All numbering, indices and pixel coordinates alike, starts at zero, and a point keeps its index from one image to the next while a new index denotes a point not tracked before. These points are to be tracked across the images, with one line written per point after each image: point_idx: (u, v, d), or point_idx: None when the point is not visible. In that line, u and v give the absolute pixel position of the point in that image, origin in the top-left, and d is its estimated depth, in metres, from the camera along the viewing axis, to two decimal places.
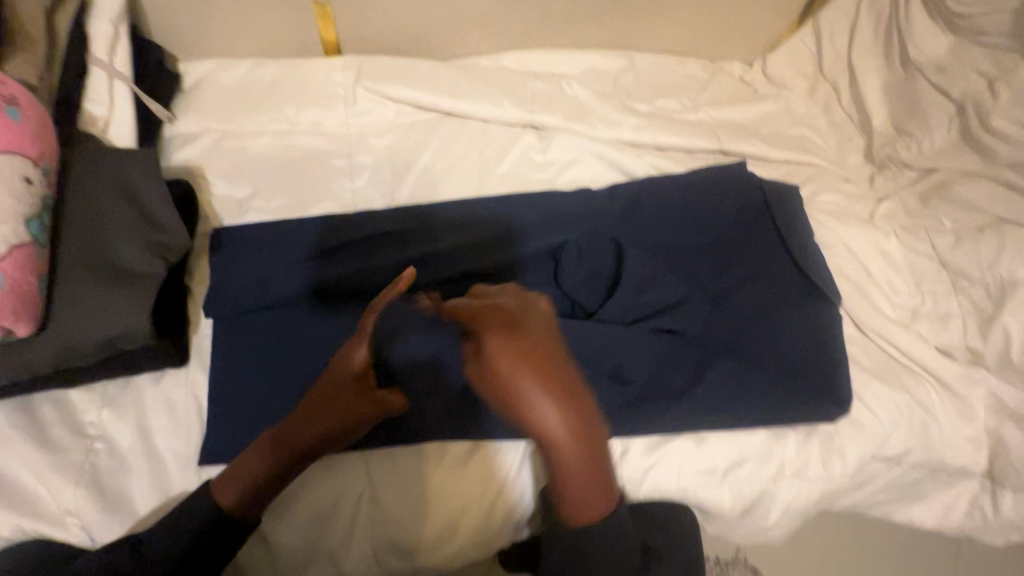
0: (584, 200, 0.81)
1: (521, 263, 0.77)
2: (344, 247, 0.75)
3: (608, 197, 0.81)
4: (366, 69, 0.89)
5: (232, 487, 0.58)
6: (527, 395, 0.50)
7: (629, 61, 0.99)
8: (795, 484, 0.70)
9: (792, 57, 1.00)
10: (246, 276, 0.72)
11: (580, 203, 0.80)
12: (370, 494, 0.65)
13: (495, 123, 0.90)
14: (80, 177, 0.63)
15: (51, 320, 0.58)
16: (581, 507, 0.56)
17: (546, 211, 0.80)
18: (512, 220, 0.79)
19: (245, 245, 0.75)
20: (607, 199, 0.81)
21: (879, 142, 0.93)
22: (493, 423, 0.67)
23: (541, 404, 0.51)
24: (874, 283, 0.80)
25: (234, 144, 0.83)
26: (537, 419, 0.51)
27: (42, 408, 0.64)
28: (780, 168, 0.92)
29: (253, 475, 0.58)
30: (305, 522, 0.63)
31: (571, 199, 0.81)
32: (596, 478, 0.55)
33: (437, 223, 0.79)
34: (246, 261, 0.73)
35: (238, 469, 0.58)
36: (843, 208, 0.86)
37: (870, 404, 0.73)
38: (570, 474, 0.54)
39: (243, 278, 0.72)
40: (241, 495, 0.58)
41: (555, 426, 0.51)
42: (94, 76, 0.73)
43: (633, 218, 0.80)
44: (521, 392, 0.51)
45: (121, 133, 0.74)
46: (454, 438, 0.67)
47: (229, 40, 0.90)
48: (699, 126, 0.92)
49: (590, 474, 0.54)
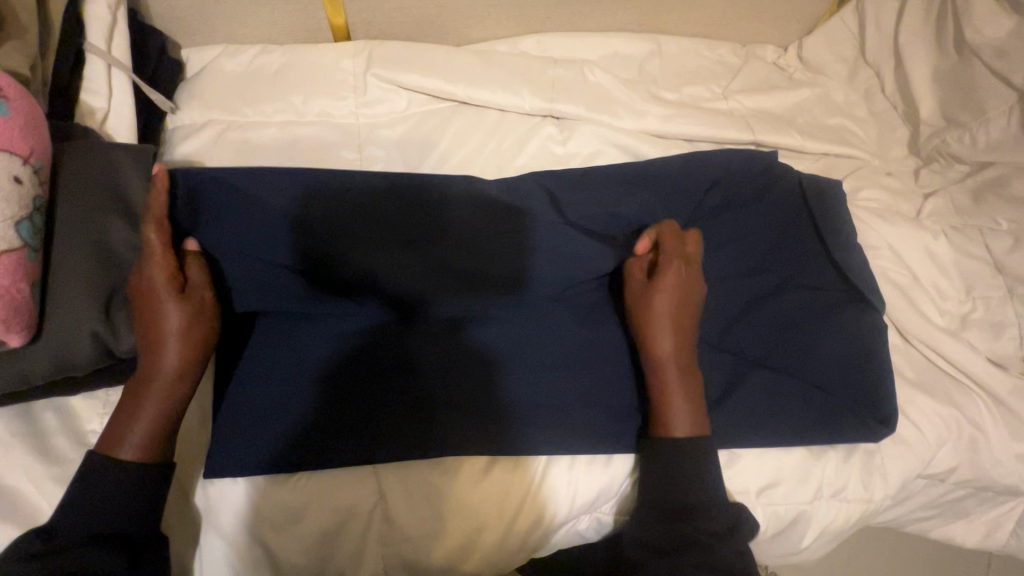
0: (619, 188, 0.72)
1: (545, 251, 0.68)
2: (338, 224, 0.65)
3: (650, 178, 0.72)
4: (378, 55, 0.85)
5: (127, 442, 0.54)
6: (659, 323, 0.63)
7: (656, 46, 0.93)
8: (831, 504, 0.66)
9: (832, 39, 0.93)
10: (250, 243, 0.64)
11: (610, 192, 0.71)
12: (381, 509, 0.62)
13: (512, 114, 0.85)
14: (73, 173, 0.59)
15: (44, 327, 0.55)
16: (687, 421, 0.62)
17: (583, 195, 0.71)
18: (529, 206, 0.69)
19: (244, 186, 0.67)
20: (650, 180, 0.72)
21: (926, 132, 0.86)
22: (520, 433, 0.64)
23: (665, 309, 0.64)
24: (920, 288, 0.75)
25: (239, 136, 0.79)
26: (659, 322, 0.63)
27: (42, 414, 0.61)
28: (817, 161, 0.86)
29: (151, 416, 0.55)
30: (314, 539, 0.61)
31: (603, 187, 0.72)
32: (689, 381, 0.63)
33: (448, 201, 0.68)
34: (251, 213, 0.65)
35: (126, 427, 0.55)
36: (885, 205, 0.81)
37: (914, 419, 0.68)
38: (675, 396, 0.62)
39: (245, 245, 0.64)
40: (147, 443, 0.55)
41: (666, 328, 0.63)
42: (92, 65, 0.69)
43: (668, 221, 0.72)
44: (653, 306, 0.64)
45: (121, 126, 0.70)
46: (473, 453, 0.63)
47: (233, 25, 0.85)
48: (731, 116, 0.86)
49: (682, 378, 0.63)
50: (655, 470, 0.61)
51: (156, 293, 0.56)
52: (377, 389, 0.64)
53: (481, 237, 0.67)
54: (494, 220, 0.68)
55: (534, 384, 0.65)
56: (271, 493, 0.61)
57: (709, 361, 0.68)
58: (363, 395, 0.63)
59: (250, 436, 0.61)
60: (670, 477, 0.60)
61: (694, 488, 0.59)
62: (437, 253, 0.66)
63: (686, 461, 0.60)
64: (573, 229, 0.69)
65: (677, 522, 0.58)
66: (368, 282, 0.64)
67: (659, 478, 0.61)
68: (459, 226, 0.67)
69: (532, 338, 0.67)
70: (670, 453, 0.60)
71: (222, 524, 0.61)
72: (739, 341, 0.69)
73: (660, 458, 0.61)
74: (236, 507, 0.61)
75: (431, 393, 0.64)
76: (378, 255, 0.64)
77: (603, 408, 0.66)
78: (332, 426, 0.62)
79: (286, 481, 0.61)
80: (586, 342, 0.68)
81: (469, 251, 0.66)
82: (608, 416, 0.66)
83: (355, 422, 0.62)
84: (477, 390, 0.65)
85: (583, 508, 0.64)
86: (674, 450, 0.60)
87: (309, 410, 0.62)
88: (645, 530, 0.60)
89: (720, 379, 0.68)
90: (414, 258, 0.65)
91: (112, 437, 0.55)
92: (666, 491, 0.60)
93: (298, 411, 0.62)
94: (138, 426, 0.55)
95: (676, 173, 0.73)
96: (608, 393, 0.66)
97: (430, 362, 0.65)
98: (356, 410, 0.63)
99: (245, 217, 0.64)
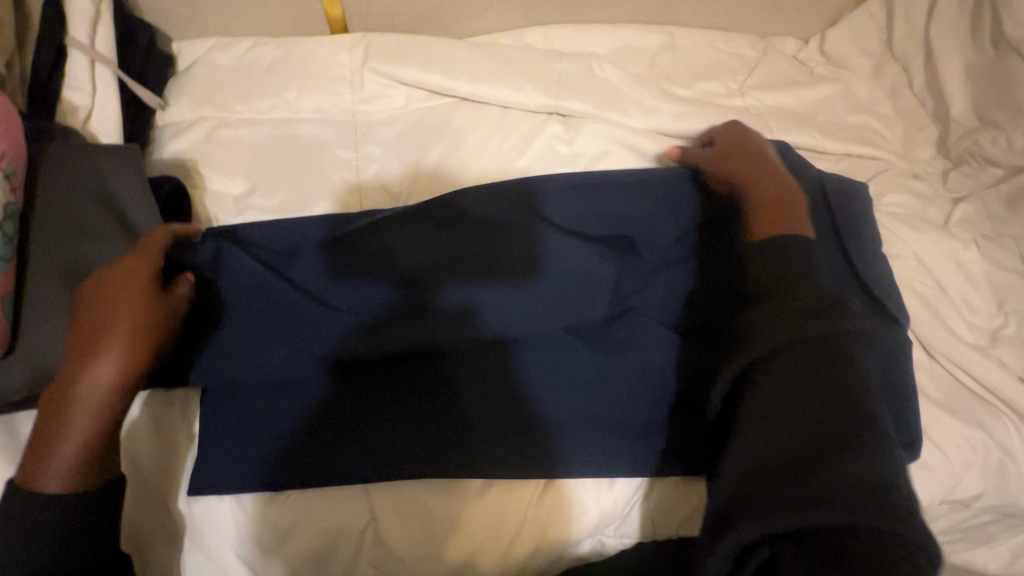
0: (629, 186, 0.66)
1: (562, 247, 0.63)
2: (359, 233, 0.63)
3: (657, 181, 0.67)
4: (375, 49, 0.81)
5: (51, 468, 0.48)
6: (741, 165, 0.67)
7: (668, 39, 0.88)
8: None
9: (855, 33, 0.88)
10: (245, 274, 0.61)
11: (610, 194, 0.65)
12: (373, 529, 0.59)
13: (515, 111, 0.81)
14: (53, 176, 0.56)
15: (19, 341, 0.52)
16: (775, 207, 0.63)
17: (583, 197, 0.65)
18: (542, 205, 0.65)
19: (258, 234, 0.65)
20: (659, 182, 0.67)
21: (956, 132, 0.81)
22: (555, 447, 0.61)
23: (748, 160, 0.68)
24: (947, 301, 0.70)
25: (231, 134, 0.76)
26: (739, 162, 0.68)
27: (23, 427, 0.59)
28: (838, 162, 0.81)
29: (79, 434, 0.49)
30: (304, 561, 0.58)
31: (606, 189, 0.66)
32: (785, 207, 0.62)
33: (470, 204, 0.65)
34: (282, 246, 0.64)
35: (50, 445, 0.48)
36: (911, 211, 0.76)
37: (940, 443, 0.64)
38: (771, 215, 0.62)
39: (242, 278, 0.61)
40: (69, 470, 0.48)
41: (755, 176, 0.66)
42: (74, 61, 0.65)
43: (686, 228, 0.66)
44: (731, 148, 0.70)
45: (105, 125, 0.66)
46: (509, 466, 0.60)
47: (227, 17, 0.82)
48: (748, 114, 0.81)
49: (777, 198, 0.63)
50: (776, 422, 0.49)
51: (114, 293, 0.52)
52: (406, 401, 0.61)
53: (502, 234, 0.64)
54: (511, 215, 0.65)
55: (573, 398, 0.62)
56: (262, 511, 0.59)
57: None
58: (390, 408, 0.61)
59: (239, 453, 0.59)
60: (793, 424, 0.48)
61: (877, 475, 0.45)
62: (460, 252, 0.63)
63: (808, 412, 0.48)
64: (586, 223, 0.65)
65: (839, 510, 0.44)
66: (388, 283, 0.62)
67: (780, 437, 0.48)
68: (477, 221, 0.64)
69: (569, 356, 0.64)
70: (794, 386, 0.49)
71: (209, 544, 0.59)
72: None
73: (795, 400, 0.49)
74: (224, 526, 0.59)
75: (465, 405, 0.61)
76: (398, 251, 0.62)
77: (626, 425, 0.62)
78: (354, 444, 0.60)
79: (277, 497, 0.59)
80: (618, 364, 0.63)
81: (486, 249, 0.63)
82: (618, 433, 0.62)
83: (378, 441, 0.60)
84: (501, 398, 0.62)
85: (586, 531, 0.61)
86: (802, 377, 0.49)
87: (301, 425, 0.60)
88: (740, 475, 0.49)
89: None
90: (436, 257, 0.62)
91: (36, 456, 0.48)
92: (779, 447, 0.48)
93: (290, 425, 0.60)
94: (64, 449, 0.48)
95: (686, 182, 0.67)
96: (622, 408, 0.62)
97: (464, 373, 0.62)
98: (384, 423, 0.61)
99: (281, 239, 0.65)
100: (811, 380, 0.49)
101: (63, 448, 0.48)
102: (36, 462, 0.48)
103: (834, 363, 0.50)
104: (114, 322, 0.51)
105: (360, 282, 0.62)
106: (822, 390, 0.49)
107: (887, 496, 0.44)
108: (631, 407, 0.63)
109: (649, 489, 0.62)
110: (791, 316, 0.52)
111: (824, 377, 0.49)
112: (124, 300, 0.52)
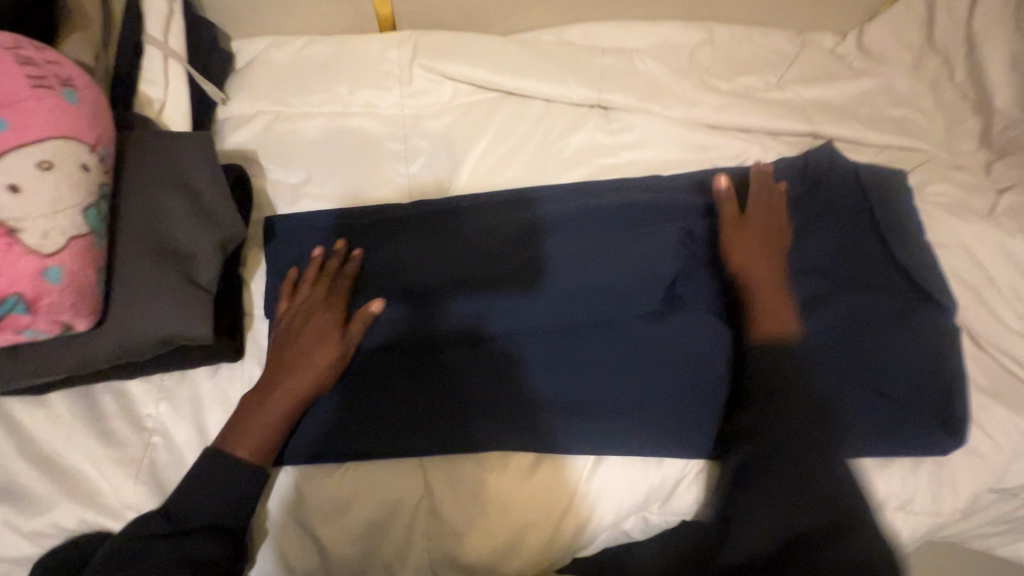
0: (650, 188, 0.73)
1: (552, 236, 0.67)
2: (366, 233, 0.68)
3: (680, 184, 0.74)
4: (423, 47, 0.84)
5: (242, 444, 0.57)
6: (734, 242, 0.67)
7: (707, 34, 0.90)
8: (899, 515, 0.63)
9: (895, 27, 0.88)
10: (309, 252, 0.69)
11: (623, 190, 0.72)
12: (426, 504, 0.62)
13: (559, 104, 0.83)
14: (135, 163, 0.58)
15: (110, 315, 0.54)
16: (761, 299, 0.64)
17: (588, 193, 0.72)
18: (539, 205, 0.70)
19: (298, 227, 0.70)
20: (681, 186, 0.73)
21: (1000, 124, 0.81)
22: (559, 437, 0.62)
23: (749, 238, 0.67)
24: (995, 290, 0.70)
25: (287, 127, 0.80)
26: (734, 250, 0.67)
27: (102, 398, 0.63)
28: (880, 154, 0.81)
29: (258, 429, 0.58)
30: (360, 531, 0.61)
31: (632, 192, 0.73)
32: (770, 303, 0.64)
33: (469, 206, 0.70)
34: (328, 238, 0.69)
35: (242, 424, 0.58)
36: (956, 200, 0.76)
37: (989, 429, 0.64)
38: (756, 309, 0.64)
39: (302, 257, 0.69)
40: (250, 451, 0.58)
41: (748, 265, 0.66)
42: (150, 57, 0.70)
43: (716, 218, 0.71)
44: (741, 233, 0.68)
45: (175, 115, 0.70)
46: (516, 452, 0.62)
47: (283, 16, 0.86)
48: (788, 107, 0.82)
49: (766, 294, 0.64)
50: (771, 492, 0.55)
51: (321, 329, 0.62)
52: (416, 390, 0.63)
53: (498, 235, 0.67)
54: (508, 215, 0.69)
55: (576, 391, 0.63)
56: (320, 482, 0.61)
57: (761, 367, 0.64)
58: (400, 397, 0.63)
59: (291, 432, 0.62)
60: (789, 492, 0.55)
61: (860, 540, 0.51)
62: (454, 250, 0.66)
63: (801, 487, 0.55)
64: (579, 218, 0.68)
65: (814, 535, 0.52)
66: (389, 275, 0.65)
67: (772, 517, 0.54)
68: (473, 219, 0.69)
69: (570, 351, 0.65)
70: (787, 465, 0.56)
71: (273, 513, 0.61)
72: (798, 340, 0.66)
73: (789, 471, 0.55)
74: (286, 497, 0.61)
75: (472, 395, 0.63)
76: (398, 246, 0.66)
77: (664, 410, 0.62)
78: (371, 427, 0.62)
79: (334, 469, 0.62)
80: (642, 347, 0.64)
81: (482, 248, 0.66)
82: (663, 419, 0.62)
83: (391, 426, 0.62)
84: (508, 388, 0.63)
85: (632, 508, 0.62)
86: (786, 438, 0.57)
87: (348, 404, 0.63)
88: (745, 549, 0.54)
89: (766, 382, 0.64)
90: (435, 251, 0.66)
91: (232, 427, 0.59)
92: (772, 517, 0.54)
93: (328, 408, 0.63)
94: (253, 433, 0.58)
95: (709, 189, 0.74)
96: (646, 399, 0.63)
97: (470, 364, 0.64)
98: (394, 411, 0.62)
99: (313, 235, 0.69)
100: (793, 445, 0.57)
101: (249, 439, 0.58)
102: (228, 434, 0.58)
103: (820, 432, 0.57)
104: (318, 354, 0.60)
105: (368, 275, 0.66)
106: (812, 470, 0.55)
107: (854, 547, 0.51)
108: (654, 398, 0.63)
109: (693, 474, 0.63)
110: (792, 403, 0.58)
111: (810, 456, 0.56)
112: (325, 343, 0.61)
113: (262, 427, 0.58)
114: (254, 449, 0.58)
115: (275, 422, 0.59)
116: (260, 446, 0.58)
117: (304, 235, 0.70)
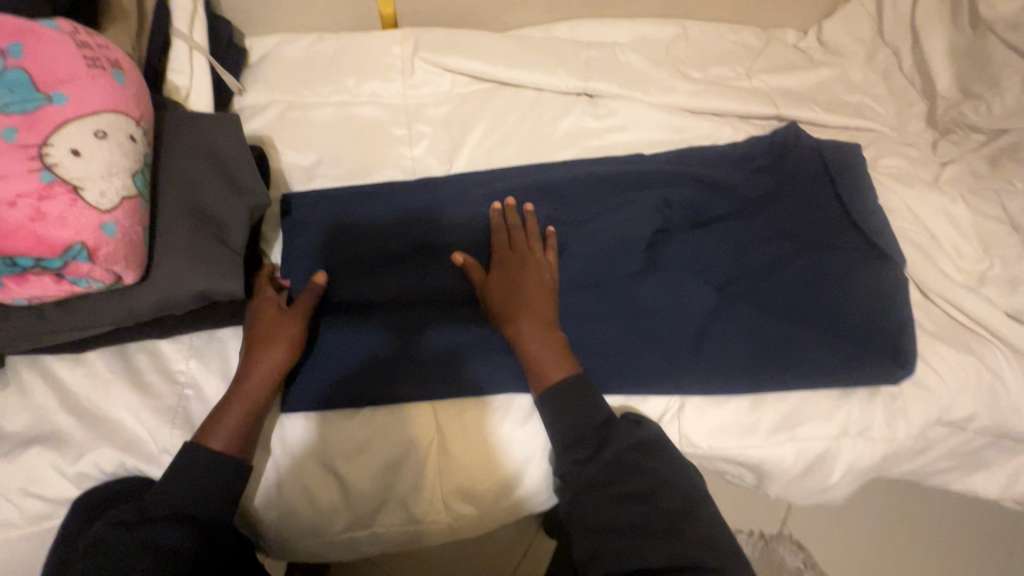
0: (638, 163, 0.82)
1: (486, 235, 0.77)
2: (344, 225, 0.77)
3: (665, 159, 0.82)
4: (423, 42, 0.92)
5: (218, 435, 0.60)
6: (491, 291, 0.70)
7: (682, 30, 0.99)
8: (859, 443, 0.71)
9: (850, 22, 0.98)
10: (335, 222, 0.76)
11: (616, 164, 0.81)
12: (439, 442, 0.68)
13: (549, 92, 0.91)
14: (173, 139, 0.66)
15: (153, 269, 0.60)
16: (538, 344, 0.67)
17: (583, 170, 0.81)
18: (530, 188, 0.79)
19: (324, 202, 0.78)
20: (665, 161, 0.82)
21: (943, 106, 0.91)
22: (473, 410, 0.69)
23: (525, 277, 0.70)
24: (939, 248, 0.79)
25: (300, 115, 0.87)
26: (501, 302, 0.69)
27: (136, 355, 0.69)
28: (838, 134, 0.90)
29: (235, 419, 0.61)
30: (380, 467, 0.67)
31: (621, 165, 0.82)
32: (549, 349, 0.66)
33: (432, 205, 0.79)
34: (349, 211, 0.77)
35: (215, 423, 0.61)
36: (905, 171, 0.85)
37: (936, 366, 0.72)
38: (538, 355, 0.66)
39: (327, 226, 0.76)
40: (228, 438, 0.61)
41: (521, 311, 0.68)
42: (177, 49, 0.77)
43: (703, 181, 0.79)
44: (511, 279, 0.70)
45: (200, 101, 0.77)
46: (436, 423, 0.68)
47: (293, 16, 0.93)
48: (756, 93, 0.91)
49: (542, 337, 0.67)
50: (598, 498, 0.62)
51: (264, 319, 0.66)
52: (360, 364, 0.70)
53: (442, 234, 0.77)
54: (459, 214, 0.78)
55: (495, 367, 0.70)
56: (343, 423, 0.68)
57: (734, 316, 0.73)
58: (349, 368, 0.70)
59: (310, 383, 0.69)
60: (611, 496, 0.62)
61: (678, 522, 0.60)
62: (401, 248, 0.76)
63: (621, 495, 0.62)
64: (564, 198, 0.79)
65: (648, 533, 0.60)
66: (350, 266, 0.75)
67: (601, 525, 0.61)
68: (430, 217, 0.78)
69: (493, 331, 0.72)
70: (604, 476, 0.62)
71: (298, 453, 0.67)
72: (766, 294, 0.75)
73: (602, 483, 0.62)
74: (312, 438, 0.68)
75: (399, 371, 0.69)
76: (360, 242, 0.76)
77: (652, 353, 0.71)
78: (347, 385, 0.68)
79: (357, 413, 0.68)
80: (629, 303, 0.74)
81: (427, 245, 0.76)
82: (649, 365, 0.71)
83: (347, 391, 0.68)
84: (436, 364, 0.70)
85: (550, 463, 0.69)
86: (589, 424, 0.64)
87: (364, 358, 0.70)
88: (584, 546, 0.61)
89: (742, 327, 0.73)
90: (387, 248, 0.76)
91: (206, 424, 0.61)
92: (604, 519, 0.61)
93: (342, 359, 0.70)
94: (227, 423, 0.61)
95: (693, 161, 0.82)
96: (630, 347, 0.72)
97: (403, 344, 0.71)
98: (341, 380, 0.69)
99: (332, 210, 0.77)
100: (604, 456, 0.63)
101: (225, 429, 0.61)
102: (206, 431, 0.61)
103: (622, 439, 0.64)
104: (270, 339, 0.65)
105: (336, 262, 0.75)
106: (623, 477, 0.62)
107: (674, 527, 0.60)
108: (641, 344, 0.72)
109: (541, 452, 0.69)
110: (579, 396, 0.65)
111: (621, 465, 0.63)
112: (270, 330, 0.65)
113: (234, 418, 0.61)
114: (233, 438, 0.61)
115: (248, 409, 0.62)
116: (240, 431, 0.61)
117: (325, 210, 0.78)
